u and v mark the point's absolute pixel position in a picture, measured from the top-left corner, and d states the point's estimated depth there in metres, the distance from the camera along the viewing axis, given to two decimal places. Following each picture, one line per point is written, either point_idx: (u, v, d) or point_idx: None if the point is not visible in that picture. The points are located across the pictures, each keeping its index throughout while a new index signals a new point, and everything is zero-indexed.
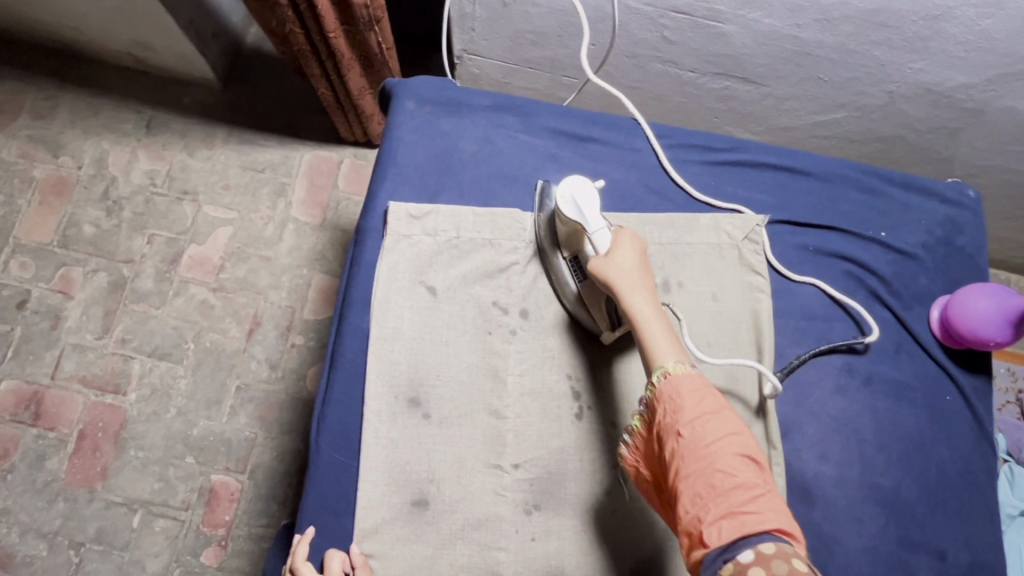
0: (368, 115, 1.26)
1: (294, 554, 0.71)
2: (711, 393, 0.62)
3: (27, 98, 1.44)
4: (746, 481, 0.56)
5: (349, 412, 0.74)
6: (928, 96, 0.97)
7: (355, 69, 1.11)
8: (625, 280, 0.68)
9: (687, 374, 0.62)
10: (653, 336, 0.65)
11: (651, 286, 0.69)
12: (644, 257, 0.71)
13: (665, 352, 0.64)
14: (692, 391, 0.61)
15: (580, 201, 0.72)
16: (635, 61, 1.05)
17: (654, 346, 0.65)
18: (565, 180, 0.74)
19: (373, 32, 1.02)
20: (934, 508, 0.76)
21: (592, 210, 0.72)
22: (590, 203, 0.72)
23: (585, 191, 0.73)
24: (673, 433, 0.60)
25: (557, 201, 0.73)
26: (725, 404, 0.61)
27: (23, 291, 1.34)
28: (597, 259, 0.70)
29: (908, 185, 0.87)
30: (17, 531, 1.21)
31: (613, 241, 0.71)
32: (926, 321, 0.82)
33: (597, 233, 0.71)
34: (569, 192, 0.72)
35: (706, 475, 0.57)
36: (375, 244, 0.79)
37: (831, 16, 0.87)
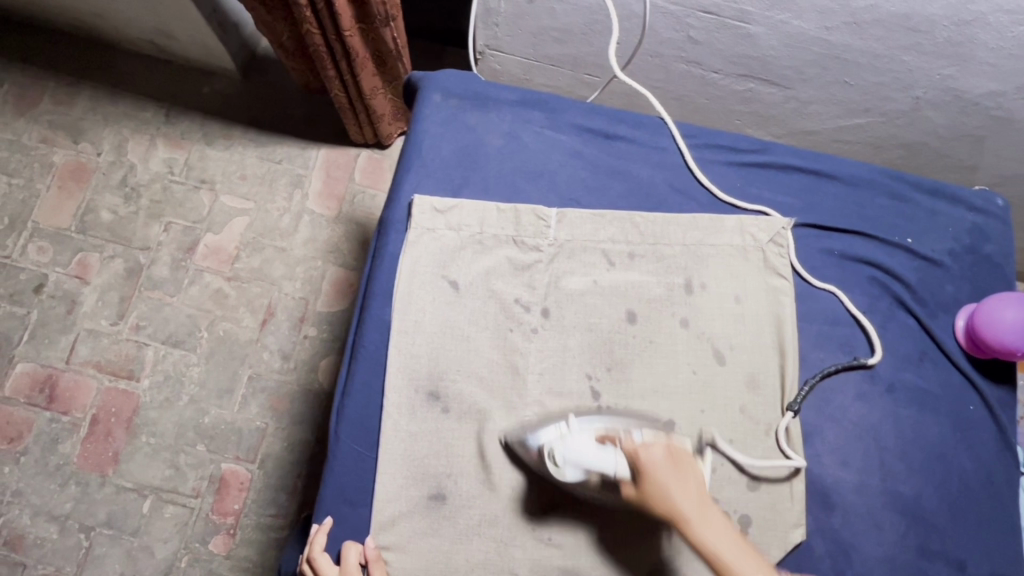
0: (380, 115, 1.25)
1: (312, 543, 0.71)
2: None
3: (49, 84, 1.45)
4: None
5: (368, 403, 0.75)
6: (955, 103, 0.96)
7: (368, 68, 1.11)
8: (672, 503, 0.62)
9: None
10: (727, 556, 0.59)
11: (701, 498, 0.62)
12: (676, 459, 0.64)
13: (750, 567, 0.59)
14: None
15: (572, 457, 0.66)
16: (659, 60, 1.04)
17: (735, 566, 0.59)
18: (551, 439, 0.68)
19: (389, 28, 1.02)
20: (955, 518, 0.75)
21: (589, 455, 0.66)
22: (583, 449, 0.66)
23: (568, 442, 0.67)
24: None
25: (557, 468, 0.67)
26: None
27: (40, 275, 1.34)
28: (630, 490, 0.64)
29: (936, 192, 0.86)
30: (29, 513, 1.22)
31: (635, 467, 0.64)
32: (951, 330, 0.81)
33: (613, 464, 0.65)
34: (562, 456, 0.67)
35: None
36: (398, 236, 0.80)
37: (861, 20, 0.86)
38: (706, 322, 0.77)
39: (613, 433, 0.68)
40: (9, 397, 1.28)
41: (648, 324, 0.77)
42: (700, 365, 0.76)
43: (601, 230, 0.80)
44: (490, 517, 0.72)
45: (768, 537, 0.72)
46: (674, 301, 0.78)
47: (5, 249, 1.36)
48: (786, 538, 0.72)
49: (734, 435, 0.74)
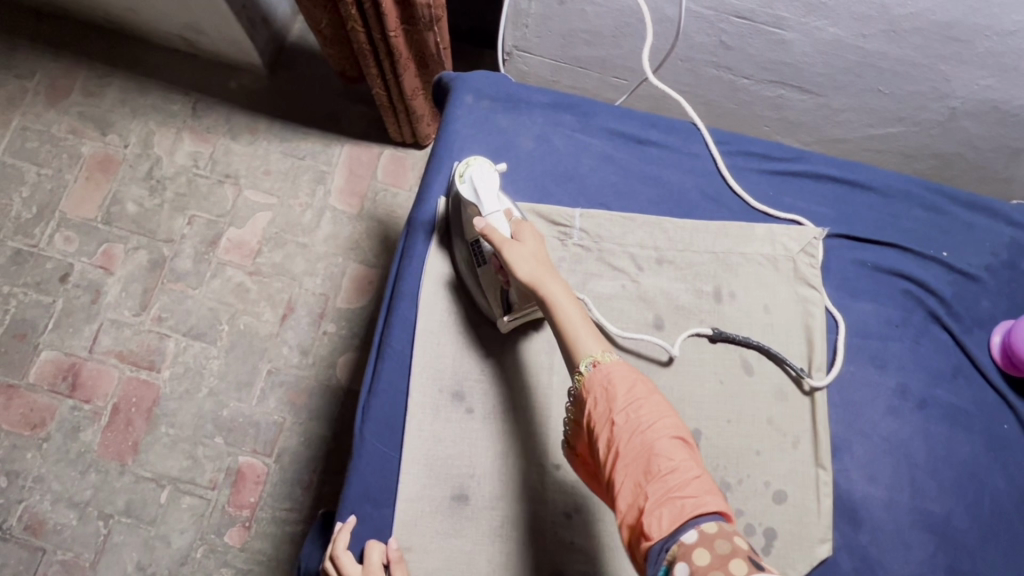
0: (419, 116, 1.26)
1: (335, 541, 0.69)
2: (641, 379, 0.61)
3: (79, 76, 1.47)
4: (685, 464, 0.55)
5: (394, 403, 0.74)
6: (993, 113, 0.95)
7: (411, 69, 1.11)
8: (532, 267, 0.67)
9: (615, 363, 0.61)
10: (572, 325, 0.64)
11: (552, 268, 0.68)
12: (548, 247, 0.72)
13: (588, 342, 0.63)
14: (622, 379, 0.60)
15: (476, 179, 0.72)
16: (689, 65, 1.03)
17: (577, 337, 0.63)
18: (467, 160, 0.75)
19: (432, 32, 1.03)
20: (986, 538, 0.74)
21: (489, 187, 0.72)
22: (487, 182, 0.72)
23: (483, 172, 0.73)
24: (607, 422, 0.58)
25: (456, 182, 0.74)
26: (654, 388, 0.61)
27: (66, 264, 1.36)
28: (504, 244, 0.69)
29: (975, 206, 0.84)
30: (49, 499, 1.24)
31: (517, 226, 0.71)
32: (986, 346, 0.80)
33: (495, 218, 0.71)
34: (468, 172, 0.73)
35: (644, 459, 0.55)
36: (426, 237, 0.80)
37: (900, 28, 0.85)
38: (736, 331, 0.76)
39: (510, 210, 0.74)
40: (32, 384, 1.30)
41: (676, 330, 0.76)
42: (728, 375, 0.75)
43: (630, 234, 0.79)
44: (513, 519, 0.72)
45: (794, 552, 0.70)
46: (703, 310, 0.77)
47: (32, 238, 1.37)
48: (812, 553, 0.70)
49: (761, 445, 0.73)
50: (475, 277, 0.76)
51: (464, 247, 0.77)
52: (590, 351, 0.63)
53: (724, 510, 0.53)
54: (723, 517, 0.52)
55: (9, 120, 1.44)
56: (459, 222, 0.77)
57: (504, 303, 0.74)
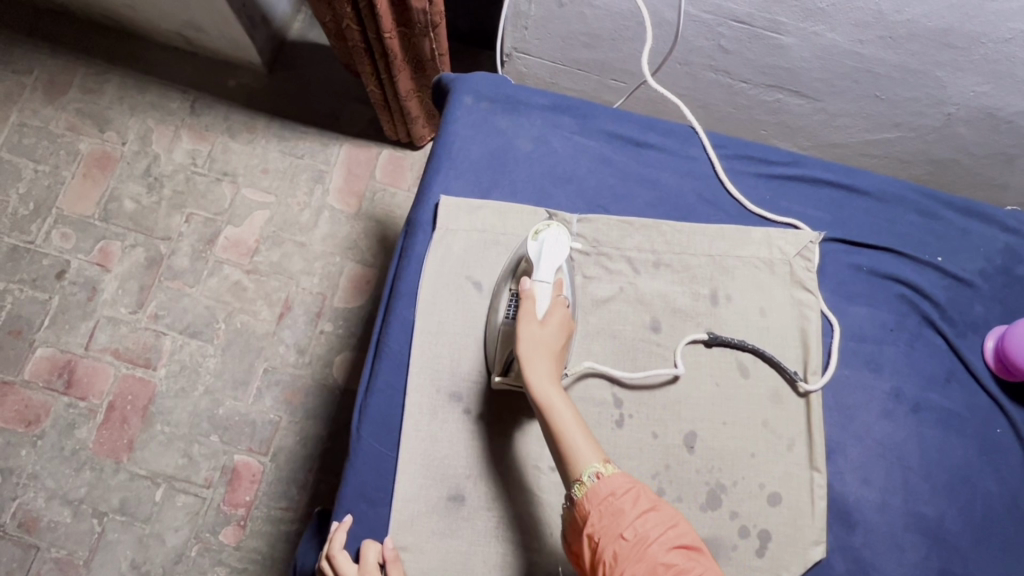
0: (413, 117, 1.26)
1: (331, 541, 0.70)
2: (643, 490, 0.62)
3: (77, 72, 1.46)
4: (690, 572, 0.57)
5: (391, 403, 0.74)
6: (987, 120, 0.95)
7: (406, 71, 1.11)
8: (535, 356, 0.66)
9: (617, 476, 0.62)
10: (572, 432, 0.64)
11: (559, 360, 0.68)
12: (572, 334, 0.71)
13: (587, 452, 0.63)
14: (626, 491, 0.61)
15: (548, 243, 0.73)
16: (688, 68, 1.04)
17: (576, 447, 0.63)
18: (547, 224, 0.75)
19: (428, 38, 1.03)
20: (978, 542, 0.74)
21: (552, 260, 0.72)
22: (554, 254, 0.72)
23: (557, 240, 0.73)
24: (614, 535, 0.59)
25: (529, 238, 0.74)
26: (656, 499, 0.62)
27: (62, 261, 1.36)
28: (525, 325, 0.68)
29: (969, 211, 0.84)
30: (44, 497, 1.24)
31: (551, 308, 0.69)
32: (980, 350, 0.80)
33: (540, 291, 0.70)
34: (543, 237, 0.73)
35: (651, 572, 0.57)
36: (425, 237, 0.80)
37: (898, 34, 0.86)
38: (730, 334, 0.77)
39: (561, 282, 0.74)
40: (27, 380, 1.30)
41: (673, 333, 0.77)
42: (724, 377, 0.76)
43: (627, 237, 0.79)
44: (509, 522, 0.72)
45: (788, 554, 0.71)
46: (699, 312, 0.77)
47: (29, 234, 1.37)
48: (806, 555, 0.71)
49: (756, 448, 0.74)
50: (495, 327, 0.75)
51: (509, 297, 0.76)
52: (591, 462, 0.62)
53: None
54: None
55: (7, 115, 1.44)
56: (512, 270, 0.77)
57: (505, 364, 0.73)
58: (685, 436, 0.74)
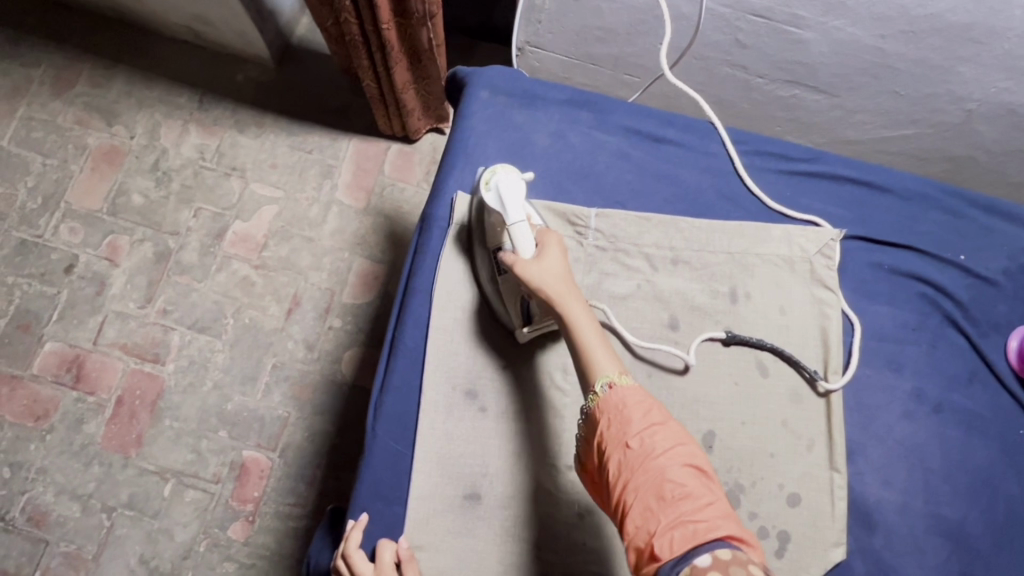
0: (409, 110, 1.25)
1: (348, 540, 0.68)
2: (655, 407, 0.61)
3: (85, 66, 1.46)
4: (697, 490, 0.55)
5: (407, 400, 0.74)
6: (1009, 117, 0.94)
7: (401, 62, 1.10)
8: (556, 284, 0.67)
9: (630, 387, 0.61)
10: (592, 347, 0.64)
11: (570, 283, 0.68)
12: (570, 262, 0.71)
13: (605, 364, 0.63)
14: (636, 403, 0.60)
15: (502, 187, 0.71)
16: (703, 63, 1.03)
17: (595, 360, 0.63)
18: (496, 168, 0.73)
19: (425, 28, 1.02)
20: (999, 544, 0.73)
21: (514, 198, 0.71)
22: (513, 191, 0.71)
23: (509, 180, 0.72)
24: (620, 445, 0.58)
25: (482, 191, 0.73)
26: (669, 416, 0.60)
27: (71, 255, 1.35)
28: (526, 259, 0.68)
29: (992, 209, 0.83)
30: (52, 491, 1.23)
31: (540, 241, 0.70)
32: (1003, 350, 0.79)
33: (519, 229, 0.70)
34: (495, 181, 0.72)
35: (656, 486, 0.55)
36: (440, 234, 0.79)
37: (919, 29, 0.84)
38: (749, 333, 0.76)
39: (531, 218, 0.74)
40: (36, 375, 1.29)
41: (691, 331, 0.76)
42: (743, 376, 0.75)
43: (646, 234, 0.78)
44: (524, 519, 0.71)
45: (808, 555, 0.70)
46: (718, 310, 0.76)
47: (37, 228, 1.37)
48: (825, 557, 0.70)
49: (776, 448, 0.73)
50: (495, 287, 0.75)
51: (485, 256, 0.76)
52: (607, 372, 0.62)
53: (738, 538, 0.52)
54: (734, 540, 0.52)
55: (15, 109, 1.43)
56: (481, 232, 0.77)
57: (524, 314, 0.74)
58: (702, 434, 0.73)
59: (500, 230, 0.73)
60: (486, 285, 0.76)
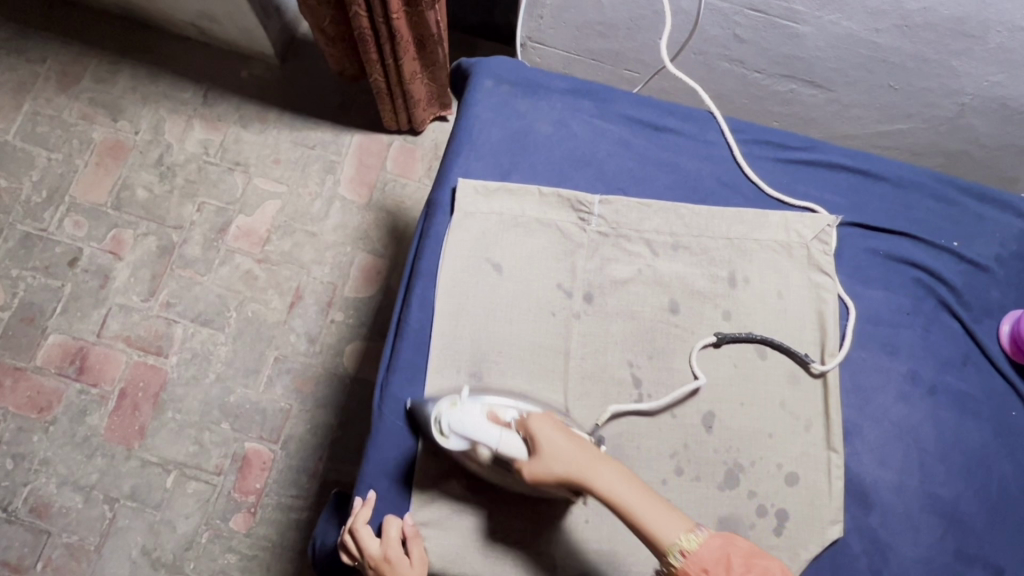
0: (416, 100, 1.27)
1: (355, 515, 0.71)
2: (733, 546, 0.58)
3: (91, 62, 1.47)
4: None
5: (412, 382, 0.75)
6: (1001, 111, 0.96)
7: (410, 51, 1.12)
8: (575, 467, 0.61)
9: (703, 544, 0.58)
10: (646, 516, 0.59)
11: (591, 455, 0.62)
12: (569, 427, 0.65)
13: (667, 527, 0.59)
14: (716, 560, 0.57)
15: (458, 426, 0.65)
16: (702, 58, 1.05)
17: (655, 527, 0.59)
18: (439, 413, 0.67)
19: (433, 11, 1.03)
20: (993, 523, 0.75)
21: (473, 425, 0.64)
22: (467, 422, 0.64)
23: (458, 414, 0.65)
24: None
25: (442, 441, 0.67)
26: (749, 553, 0.58)
27: (75, 249, 1.37)
28: (532, 466, 0.62)
29: (985, 197, 0.85)
30: (55, 483, 1.24)
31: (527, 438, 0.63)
32: (995, 334, 0.81)
33: (504, 444, 0.63)
34: (448, 425, 0.66)
35: None
36: (444, 219, 0.80)
37: (913, 23, 0.86)
38: (747, 316, 0.77)
39: (499, 414, 0.67)
40: (40, 367, 1.30)
41: (690, 315, 0.77)
42: (742, 358, 0.76)
43: (646, 220, 0.80)
44: (527, 500, 0.72)
45: (805, 533, 0.71)
46: (718, 295, 0.78)
47: (41, 222, 1.38)
48: (823, 534, 0.71)
49: (773, 429, 0.74)
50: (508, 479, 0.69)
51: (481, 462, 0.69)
52: (675, 538, 0.58)
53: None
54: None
55: (20, 104, 1.44)
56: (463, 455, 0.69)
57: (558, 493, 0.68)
58: (702, 414, 0.74)
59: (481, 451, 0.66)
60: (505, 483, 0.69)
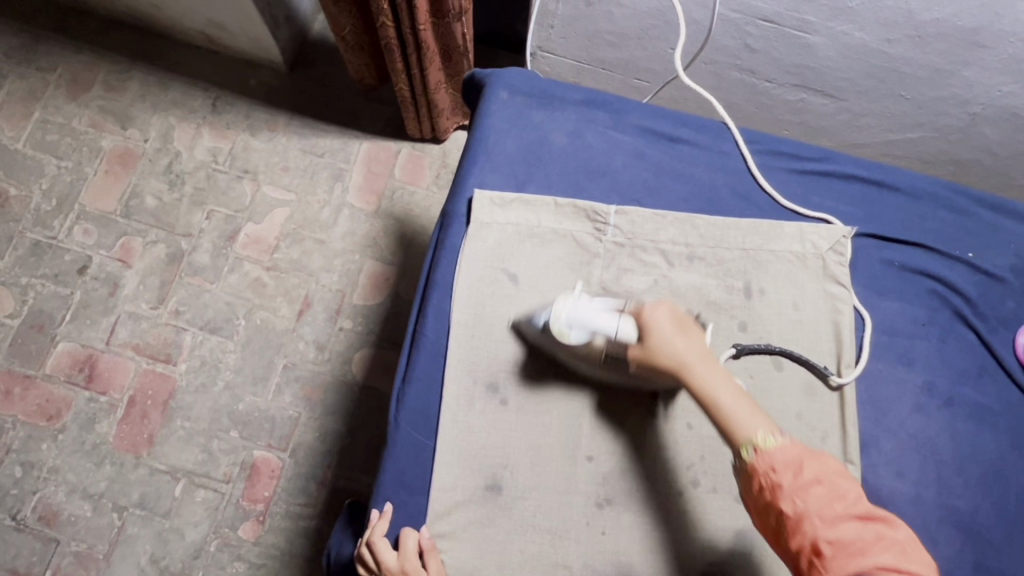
0: (440, 109, 1.27)
1: (373, 528, 0.71)
2: (810, 460, 0.60)
3: (100, 70, 1.48)
4: (859, 542, 0.55)
5: (429, 393, 0.75)
6: (1013, 120, 0.96)
7: (436, 62, 1.13)
8: (679, 357, 0.67)
9: (779, 448, 0.61)
10: (730, 410, 0.64)
11: (699, 350, 0.68)
12: (682, 322, 0.70)
13: (748, 422, 0.63)
14: (786, 464, 0.60)
15: (578, 318, 0.71)
16: (713, 68, 1.05)
17: (734, 420, 0.64)
18: (556, 308, 0.72)
19: (459, 24, 1.04)
20: (1011, 535, 0.74)
21: (592, 316, 0.71)
22: (587, 314, 0.71)
23: (574, 307, 0.72)
24: (775, 509, 0.59)
25: (559, 335, 0.72)
26: (826, 469, 0.60)
27: (84, 256, 1.37)
28: (644, 350, 0.68)
29: (999, 207, 0.85)
30: (64, 491, 1.24)
31: (640, 327, 0.69)
32: (1012, 345, 0.81)
33: (620, 329, 0.69)
34: (566, 318, 0.71)
35: (814, 547, 0.56)
36: (460, 229, 0.80)
37: (925, 33, 0.86)
38: (762, 328, 0.77)
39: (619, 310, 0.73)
40: (49, 374, 1.30)
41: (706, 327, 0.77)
42: (758, 371, 0.76)
43: (661, 231, 0.80)
44: (545, 511, 0.72)
45: None
46: (733, 306, 0.78)
47: (51, 230, 1.38)
48: None
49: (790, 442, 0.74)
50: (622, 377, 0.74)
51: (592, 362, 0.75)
52: (752, 434, 0.62)
53: (896, 575, 0.53)
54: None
55: (30, 112, 1.45)
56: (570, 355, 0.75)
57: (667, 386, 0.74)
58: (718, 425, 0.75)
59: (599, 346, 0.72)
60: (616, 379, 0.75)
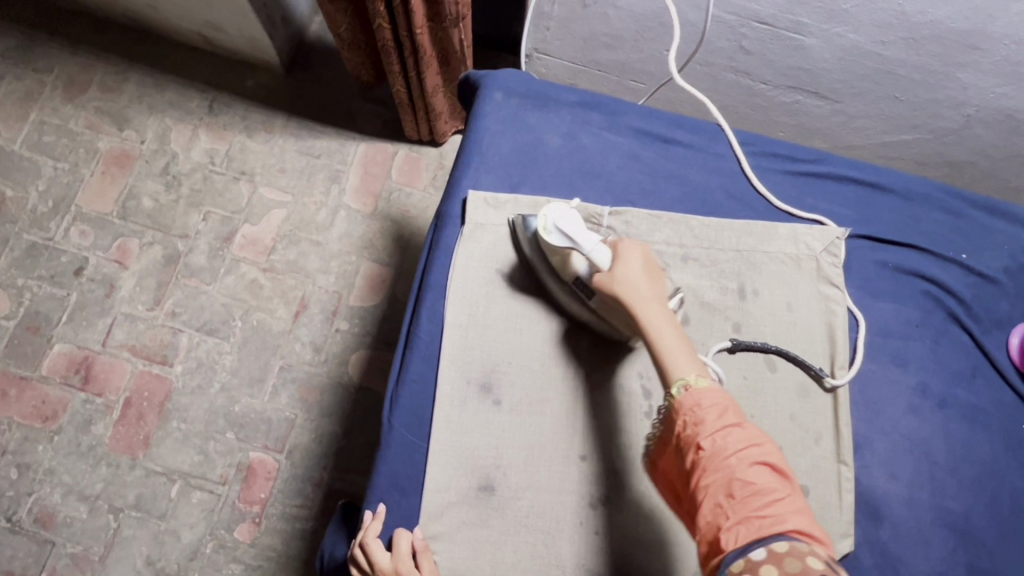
0: (438, 113, 1.28)
1: (366, 529, 0.71)
2: (733, 407, 0.60)
3: (97, 72, 1.48)
4: (769, 488, 0.55)
5: (423, 394, 0.75)
6: (1007, 122, 0.96)
7: (434, 67, 1.13)
8: (632, 291, 0.67)
9: (709, 390, 0.60)
10: (668, 349, 0.64)
11: (654, 293, 0.68)
12: (651, 264, 0.70)
13: (681, 364, 0.63)
14: (713, 405, 0.59)
15: (562, 225, 0.72)
16: (708, 69, 1.06)
17: (669, 359, 0.63)
18: (549, 207, 0.74)
19: (457, 29, 1.05)
20: (1003, 536, 0.75)
21: (578, 228, 0.72)
22: (572, 223, 0.72)
23: (563, 215, 0.73)
24: (693, 446, 0.59)
25: (541, 231, 0.73)
26: (747, 418, 0.60)
27: (81, 257, 1.37)
28: (605, 278, 0.69)
29: (992, 209, 0.86)
30: (60, 492, 1.24)
31: (613, 255, 0.70)
32: (1005, 347, 0.81)
33: (594, 250, 0.71)
34: (553, 220, 0.73)
35: (727, 485, 0.55)
36: (454, 230, 0.80)
37: (919, 35, 0.86)
38: (756, 328, 0.77)
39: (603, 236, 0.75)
40: (45, 376, 1.30)
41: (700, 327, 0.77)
42: (752, 372, 0.76)
43: (656, 232, 0.80)
44: (538, 512, 0.72)
45: None
46: (728, 307, 0.78)
47: (48, 231, 1.38)
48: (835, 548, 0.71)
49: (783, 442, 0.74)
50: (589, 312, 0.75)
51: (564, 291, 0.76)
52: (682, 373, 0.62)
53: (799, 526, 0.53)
54: (795, 533, 0.52)
55: (27, 113, 1.45)
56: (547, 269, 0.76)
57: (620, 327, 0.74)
58: None
59: (570, 261, 0.74)
60: (580, 312, 0.76)
